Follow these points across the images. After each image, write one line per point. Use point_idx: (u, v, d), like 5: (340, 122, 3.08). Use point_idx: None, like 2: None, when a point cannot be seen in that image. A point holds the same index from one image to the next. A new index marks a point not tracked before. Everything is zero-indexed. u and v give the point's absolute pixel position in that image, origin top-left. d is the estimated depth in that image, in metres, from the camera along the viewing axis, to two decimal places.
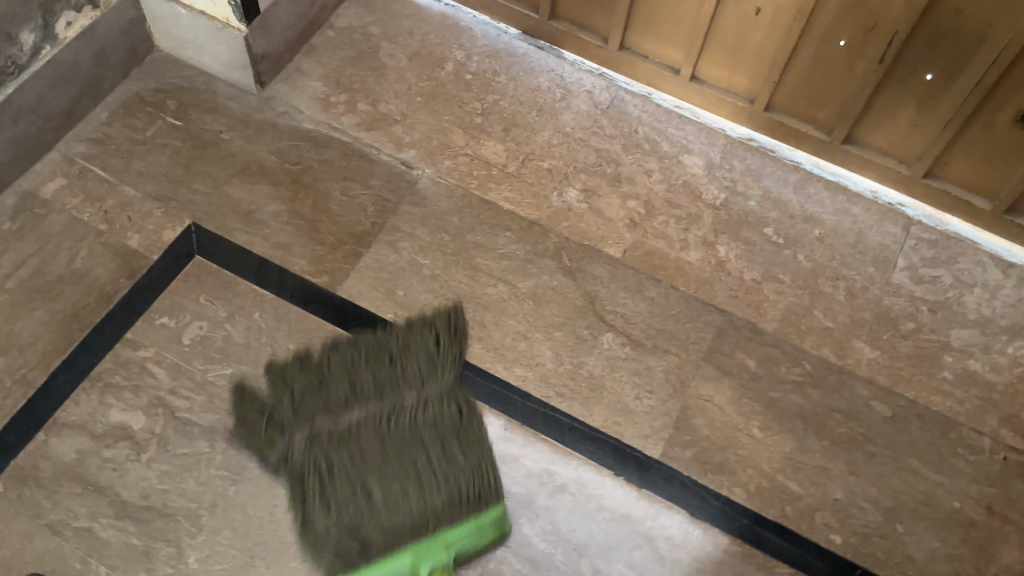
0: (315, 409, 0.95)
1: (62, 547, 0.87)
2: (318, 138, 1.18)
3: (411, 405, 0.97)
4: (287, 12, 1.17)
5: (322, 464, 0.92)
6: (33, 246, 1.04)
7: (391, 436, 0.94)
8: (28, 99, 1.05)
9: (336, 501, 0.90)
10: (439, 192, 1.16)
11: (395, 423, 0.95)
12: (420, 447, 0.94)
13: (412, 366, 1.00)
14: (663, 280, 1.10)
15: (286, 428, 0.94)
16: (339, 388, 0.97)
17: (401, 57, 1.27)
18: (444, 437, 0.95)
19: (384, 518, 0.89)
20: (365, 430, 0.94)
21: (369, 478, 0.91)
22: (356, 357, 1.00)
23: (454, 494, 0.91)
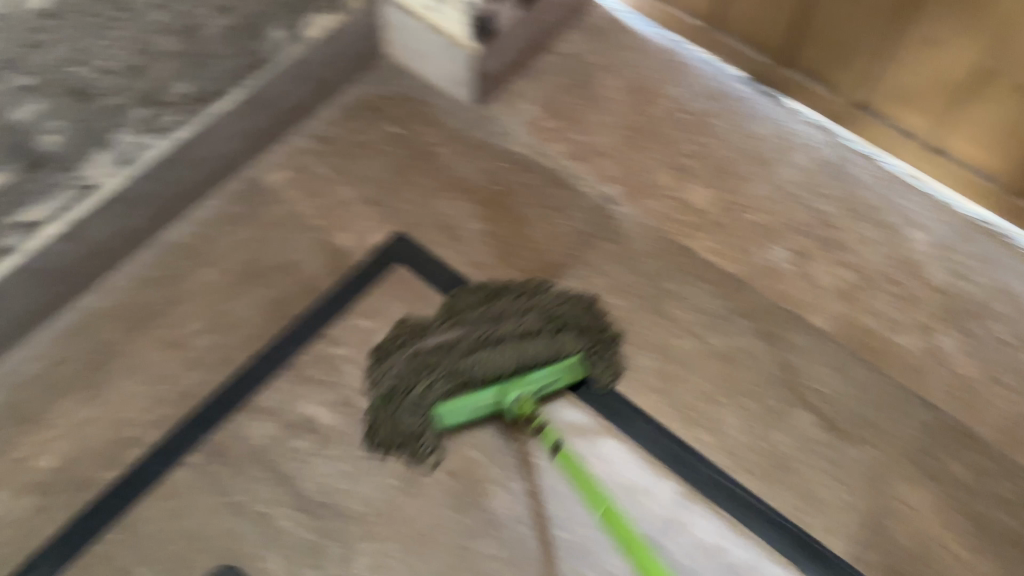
0: (421, 334, 1.01)
1: (243, 527, 0.91)
2: (526, 160, 1.17)
3: (512, 320, 1.01)
4: (518, 36, 1.18)
5: (426, 357, 0.98)
6: (253, 232, 1.10)
7: (486, 322, 1.01)
8: (269, 93, 1.10)
9: (433, 383, 0.95)
10: (640, 231, 1.11)
11: (494, 325, 1.01)
12: (512, 336, 0.99)
13: (515, 304, 1.02)
14: (870, 362, 1.02)
15: (395, 344, 1.00)
16: (443, 318, 1.01)
17: (617, 87, 1.24)
18: (537, 329, 1.00)
19: (472, 368, 0.96)
20: (465, 336, 0.99)
21: (462, 358, 0.97)
22: (474, 305, 1.02)
23: (536, 350, 0.97)
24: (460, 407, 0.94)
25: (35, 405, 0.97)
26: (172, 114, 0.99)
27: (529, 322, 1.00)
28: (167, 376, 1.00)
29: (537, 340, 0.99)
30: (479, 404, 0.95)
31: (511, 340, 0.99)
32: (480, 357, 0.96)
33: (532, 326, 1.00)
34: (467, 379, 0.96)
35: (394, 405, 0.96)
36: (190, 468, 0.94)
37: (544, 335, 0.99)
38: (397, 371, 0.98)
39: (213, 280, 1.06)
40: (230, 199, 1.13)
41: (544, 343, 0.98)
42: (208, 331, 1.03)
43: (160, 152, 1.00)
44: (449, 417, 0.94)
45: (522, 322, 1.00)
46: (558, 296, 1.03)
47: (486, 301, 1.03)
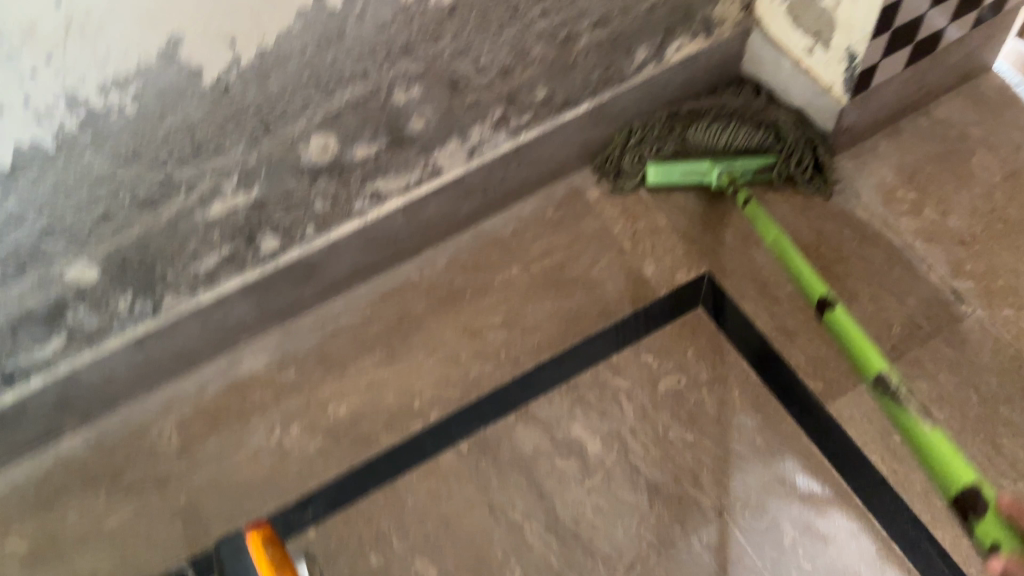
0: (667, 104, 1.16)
1: (493, 529, 0.92)
2: (866, 230, 1.07)
3: (755, 101, 1.12)
4: (891, 91, 1.07)
5: (672, 117, 1.13)
6: (565, 240, 1.11)
7: (733, 99, 1.13)
8: (615, 107, 1.09)
9: (668, 139, 1.12)
10: (986, 341, 0.97)
11: (742, 104, 1.12)
12: (748, 118, 1.11)
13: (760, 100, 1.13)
14: None
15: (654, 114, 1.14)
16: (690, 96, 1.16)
17: (996, 171, 1.08)
18: (769, 123, 1.11)
19: (699, 141, 1.12)
20: (711, 106, 1.13)
21: (697, 129, 1.11)
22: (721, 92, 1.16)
23: (755, 141, 1.10)
24: (671, 166, 1.10)
25: (341, 355, 1.05)
26: (524, 116, 1.01)
27: (768, 117, 1.11)
28: (458, 360, 1.04)
29: (763, 132, 1.10)
30: (688, 172, 1.10)
31: (741, 125, 1.10)
32: (710, 131, 1.11)
33: (768, 113, 1.11)
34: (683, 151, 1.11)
35: (633, 138, 1.13)
36: (458, 455, 0.97)
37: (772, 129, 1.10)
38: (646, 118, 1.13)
39: (516, 278, 1.09)
40: (550, 202, 1.14)
41: (767, 135, 1.10)
42: (501, 326, 1.05)
43: (502, 149, 1.03)
44: (657, 175, 1.10)
45: (762, 117, 1.11)
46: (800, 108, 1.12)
47: (744, 91, 1.15)
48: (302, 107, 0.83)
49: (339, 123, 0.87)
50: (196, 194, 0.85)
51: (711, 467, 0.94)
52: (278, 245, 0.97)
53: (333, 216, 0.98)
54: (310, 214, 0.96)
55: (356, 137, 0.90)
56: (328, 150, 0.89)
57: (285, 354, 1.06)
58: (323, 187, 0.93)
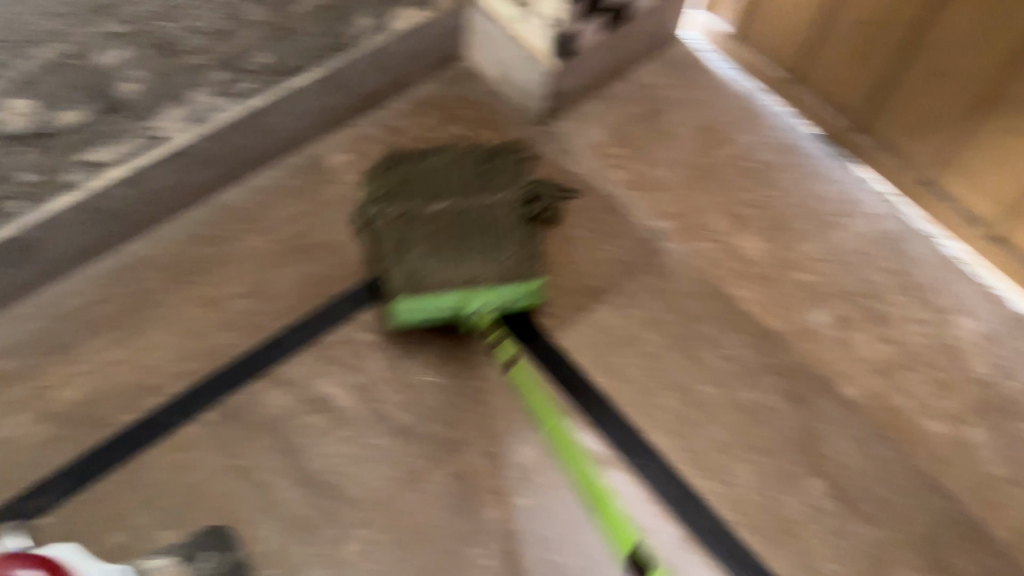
0: (416, 202, 1.08)
1: (244, 491, 0.92)
2: (584, 182, 1.18)
3: (490, 201, 1.09)
4: (596, 57, 1.18)
5: (409, 215, 1.07)
6: (305, 207, 1.12)
7: (467, 193, 1.09)
8: (345, 76, 1.12)
9: (419, 260, 1.01)
10: (685, 271, 1.11)
11: (477, 199, 1.09)
12: (491, 225, 1.06)
13: (505, 214, 1.08)
14: (895, 441, 1.01)
15: (386, 164, 1.14)
16: (444, 195, 1.09)
17: (688, 126, 1.23)
18: (515, 240, 1.05)
19: (445, 266, 1.01)
20: (447, 208, 1.07)
21: (442, 242, 1.03)
22: (472, 191, 1.10)
23: (503, 267, 1.03)
24: (421, 302, 0.99)
25: (70, 339, 1.00)
26: (248, 82, 1.02)
27: (507, 216, 1.08)
28: (199, 333, 1.02)
29: (509, 244, 1.05)
30: (441, 306, 0.99)
31: (495, 229, 1.06)
32: (460, 253, 1.03)
33: (508, 216, 1.07)
34: (431, 281, 1.00)
35: (386, 234, 1.06)
36: (204, 424, 0.96)
37: (522, 231, 1.07)
38: (386, 221, 1.06)
39: (257, 247, 1.08)
40: (289, 171, 1.15)
41: (515, 240, 1.05)
42: (243, 295, 1.05)
43: (230, 116, 1.03)
44: (407, 314, 0.99)
45: (502, 214, 1.08)
46: (530, 187, 1.12)
47: (472, 179, 1.11)
48: None
49: (36, 83, 0.83)
50: None
51: (455, 406, 1.00)
52: None
53: (43, 190, 0.93)
54: (14, 188, 0.90)
55: (58, 101, 0.86)
56: (28, 115, 0.85)
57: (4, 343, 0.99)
58: (29, 158, 0.89)
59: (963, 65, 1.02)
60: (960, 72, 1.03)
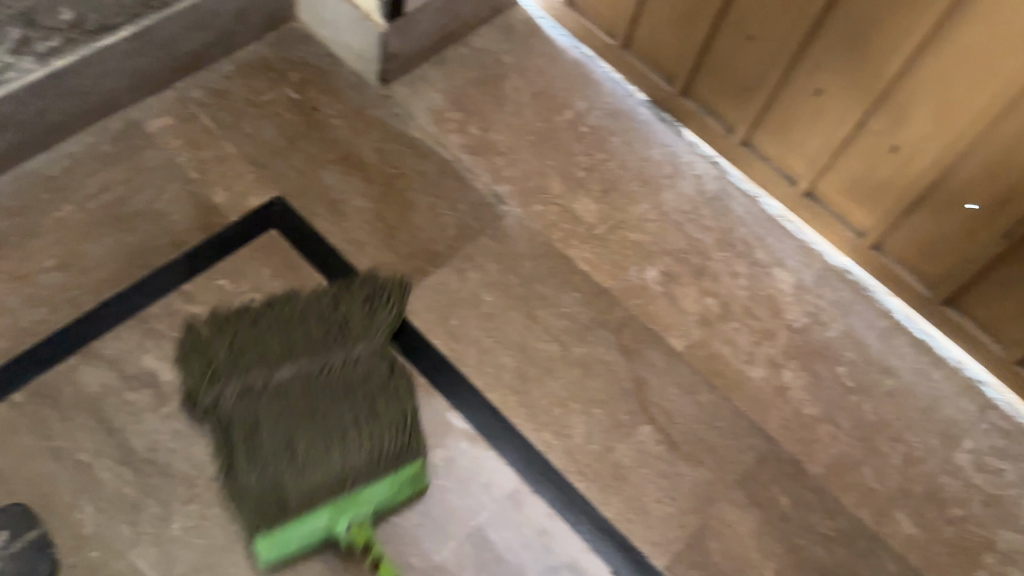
0: (257, 381, 0.93)
1: (59, 474, 0.87)
2: (421, 147, 1.18)
3: (344, 357, 0.97)
4: (429, 21, 1.17)
5: (253, 399, 0.93)
6: (124, 175, 1.06)
7: (314, 362, 0.96)
8: (162, 36, 1.06)
9: (260, 477, 0.88)
10: (521, 234, 1.13)
11: (331, 371, 0.96)
12: (352, 391, 0.95)
13: (369, 390, 0.96)
14: (718, 387, 1.07)
15: (223, 317, 0.98)
16: (289, 394, 0.93)
17: (524, 91, 1.25)
18: (389, 418, 0.94)
19: (300, 470, 0.89)
20: (299, 379, 0.95)
21: (294, 421, 0.92)
22: (314, 389, 0.94)
23: (378, 453, 0.91)
24: (283, 535, 0.85)
25: None
26: (50, 40, 0.95)
27: (372, 377, 0.97)
28: (5, 310, 0.95)
29: (382, 412, 0.94)
30: (308, 532, 0.86)
31: (362, 409, 0.94)
32: (317, 466, 0.89)
33: (370, 379, 0.97)
34: (288, 503, 0.87)
35: (230, 429, 0.91)
36: (12, 407, 0.90)
37: (392, 399, 0.96)
38: (226, 410, 0.92)
39: (70, 217, 1.02)
40: (105, 137, 1.08)
41: (384, 411, 0.95)
42: (55, 269, 0.98)
43: (31, 76, 0.96)
44: (271, 550, 0.85)
45: (365, 375, 0.97)
46: (391, 334, 1.01)
47: (323, 336, 0.98)
48: None
49: None
50: None
51: None
52: None
53: None
54: None
55: None
56: None
57: None
58: None
59: (775, 30, 1.06)
60: (773, 37, 1.07)
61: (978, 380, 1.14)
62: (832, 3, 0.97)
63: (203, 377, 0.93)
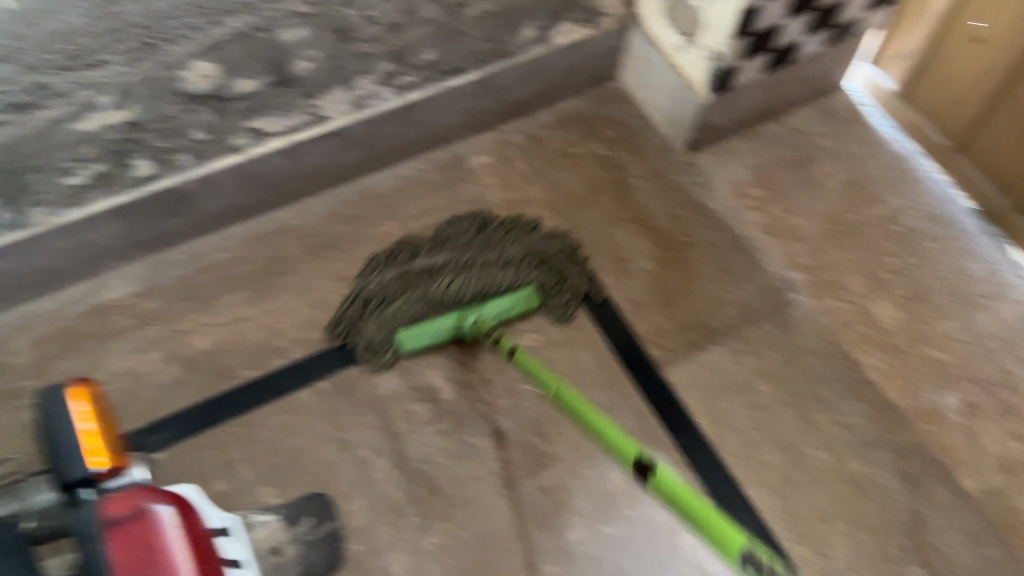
0: (405, 255, 1.07)
1: (342, 464, 0.95)
2: (718, 220, 1.16)
3: (497, 253, 1.08)
4: (751, 97, 1.16)
5: (409, 274, 1.05)
6: (442, 202, 1.15)
7: (462, 246, 1.09)
8: (500, 82, 1.14)
9: (402, 307, 1.02)
10: (809, 327, 1.07)
11: (479, 251, 1.08)
12: (486, 249, 1.09)
13: (501, 248, 1.09)
14: (1012, 545, 0.94)
15: (403, 251, 1.07)
16: (430, 254, 1.08)
17: (835, 179, 1.19)
18: (514, 260, 1.08)
19: (435, 297, 1.04)
20: (450, 262, 1.07)
21: (434, 272, 1.06)
22: (453, 244, 1.09)
23: (504, 282, 1.05)
24: (422, 332, 1.01)
25: (208, 290, 1.06)
26: (411, 75, 1.05)
27: (509, 253, 1.08)
28: (325, 304, 1.06)
29: (512, 258, 1.08)
30: (439, 330, 1.01)
31: (493, 260, 1.07)
32: (452, 287, 1.04)
33: (502, 243, 1.10)
34: (427, 312, 1.03)
35: (377, 271, 1.06)
36: (315, 392, 1.00)
37: (522, 254, 1.08)
38: (381, 280, 1.05)
39: (391, 232, 1.12)
40: (432, 165, 1.18)
41: (514, 275, 1.06)
42: None
43: (388, 105, 1.07)
44: (411, 340, 1.01)
45: (504, 253, 1.08)
46: (542, 238, 1.11)
47: (476, 230, 1.10)
48: (186, 30, 0.84)
49: (225, 53, 0.89)
50: (69, 105, 0.84)
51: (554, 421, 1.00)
52: (151, 170, 0.97)
53: (212, 148, 0.99)
54: (188, 143, 0.96)
55: (240, 70, 0.91)
56: (209, 78, 0.90)
57: (151, 285, 1.06)
58: (203, 117, 0.94)
59: None
60: None
61: None
62: None
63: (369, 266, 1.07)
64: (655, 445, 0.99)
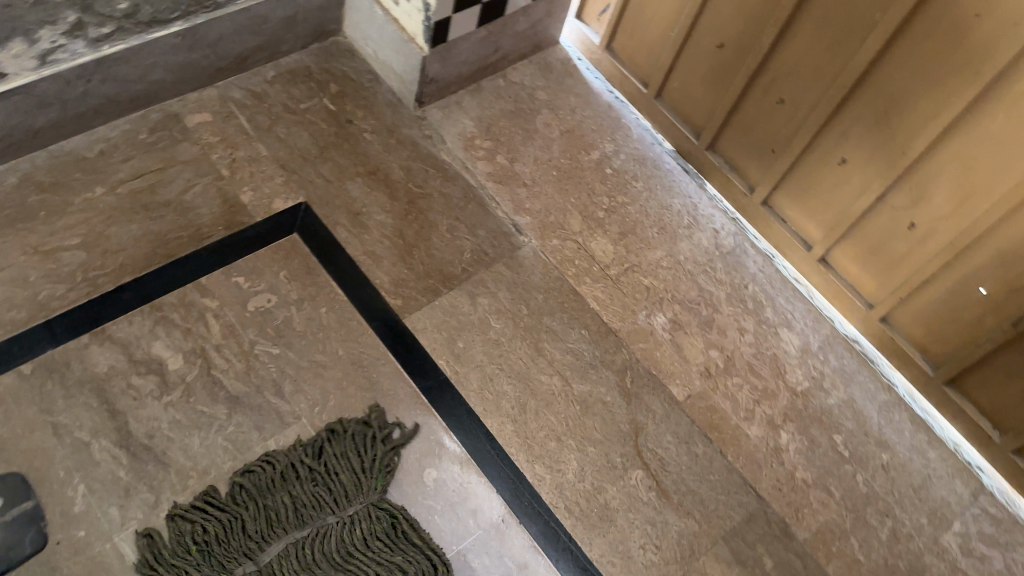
0: (233, 549, 0.87)
1: (55, 449, 0.88)
2: (448, 171, 1.20)
3: (337, 521, 0.91)
4: (470, 50, 1.20)
5: (209, 551, 0.86)
6: (158, 165, 1.09)
7: (305, 527, 0.90)
8: (210, 35, 1.09)
9: None
10: (536, 266, 1.14)
11: (321, 534, 0.90)
12: (339, 554, 0.89)
13: (357, 530, 0.91)
14: (713, 440, 1.07)
15: (231, 546, 0.87)
16: (285, 565, 0.87)
17: (554, 128, 1.27)
18: (392, 561, 0.90)
19: None
20: (309, 573, 0.87)
21: None
22: (304, 545, 0.89)
23: None
24: None
25: None
26: (104, 27, 0.97)
27: (348, 512, 0.92)
28: (23, 281, 0.97)
29: (385, 562, 0.90)
30: None
31: (367, 568, 0.89)
32: None
33: (355, 531, 0.91)
34: None
35: None
36: (19, 377, 0.91)
37: (388, 539, 0.91)
38: None
39: (100, 200, 1.04)
40: (143, 126, 1.11)
41: (374, 556, 0.90)
42: (78, 248, 1.00)
43: (81, 59, 0.98)
44: None
45: (342, 515, 0.92)
46: (382, 479, 0.94)
47: (297, 494, 0.92)
48: None
49: None
50: None
51: (293, 377, 0.99)
52: None
53: None
54: None
55: None
56: None
57: None
58: None
59: (804, 92, 1.09)
60: (802, 100, 1.10)
61: (952, 442, 1.15)
62: (866, 76, 1.01)
63: (202, 553, 0.86)
64: (402, 390, 1.01)
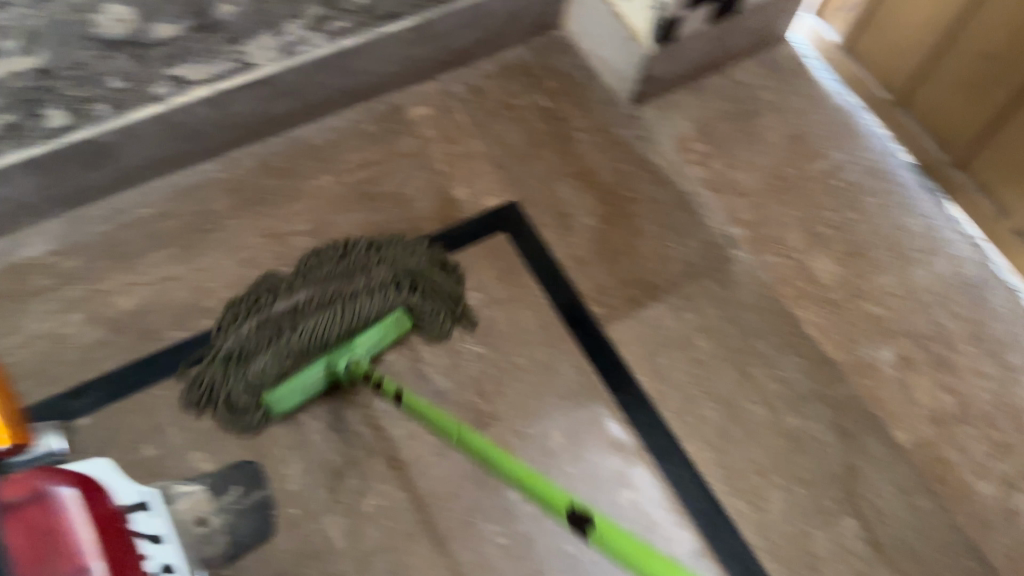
0: (265, 290, 0.97)
1: (276, 427, 0.93)
2: (661, 175, 1.15)
3: (364, 279, 0.99)
4: (696, 48, 1.14)
5: (261, 305, 0.96)
6: (380, 156, 1.11)
7: (334, 279, 0.98)
8: (438, 29, 1.10)
9: (268, 363, 0.92)
10: (749, 283, 1.08)
11: (343, 281, 0.98)
12: (346, 288, 0.97)
13: (376, 281, 0.98)
14: (937, 495, 0.97)
15: (270, 290, 0.97)
16: (303, 296, 0.96)
17: (778, 133, 1.19)
18: (402, 306, 0.98)
19: (302, 356, 0.93)
20: (314, 299, 0.96)
21: (304, 320, 0.94)
22: (320, 279, 0.98)
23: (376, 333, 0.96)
24: (285, 392, 0.91)
25: (132, 247, 1.01)
26: (343, 21, 1.00)
27: (377, 275, 0.99)
28: (256, 262, 1.02)
29: (394, 306, 0.97)
30: (308, 385, 0.92)
31: (380, 311, 0.96)
32: (322, 341, 0.93)
33: (370, 278, 0.98)
34: (291, 370, 0.93)
35: (246, 315, 0.96)
36: None
37: (397, 288, 0.98)
38: (243, 332, 0.94)
39: (327, 187, 1.08)
40: (368, 116, 1.14)
41: (387, 303, 0.97)
42: (305, 233, 1.05)
43: (320, 52, 1.02)
44: (279, 403, 0.91)
45: (369, 277, 0.98)
46: (428, 266, 1.01)
47: (339, 257, 1.00)
48: None
49: None
50: None
51: (494, 379, 0.99)
52: (65, 121, 0.90)
53: (130, 96, 0.93)
54: (104, 92, 0.90)
55: (158, 14, 0.85)
56: (124, 23, 0.84)
57: (70, 242, 1.00)
58: (118, 64, 0.88)
59: None
60: None
61: None
62: None
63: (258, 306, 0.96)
64: (601, 403, 0.99)
